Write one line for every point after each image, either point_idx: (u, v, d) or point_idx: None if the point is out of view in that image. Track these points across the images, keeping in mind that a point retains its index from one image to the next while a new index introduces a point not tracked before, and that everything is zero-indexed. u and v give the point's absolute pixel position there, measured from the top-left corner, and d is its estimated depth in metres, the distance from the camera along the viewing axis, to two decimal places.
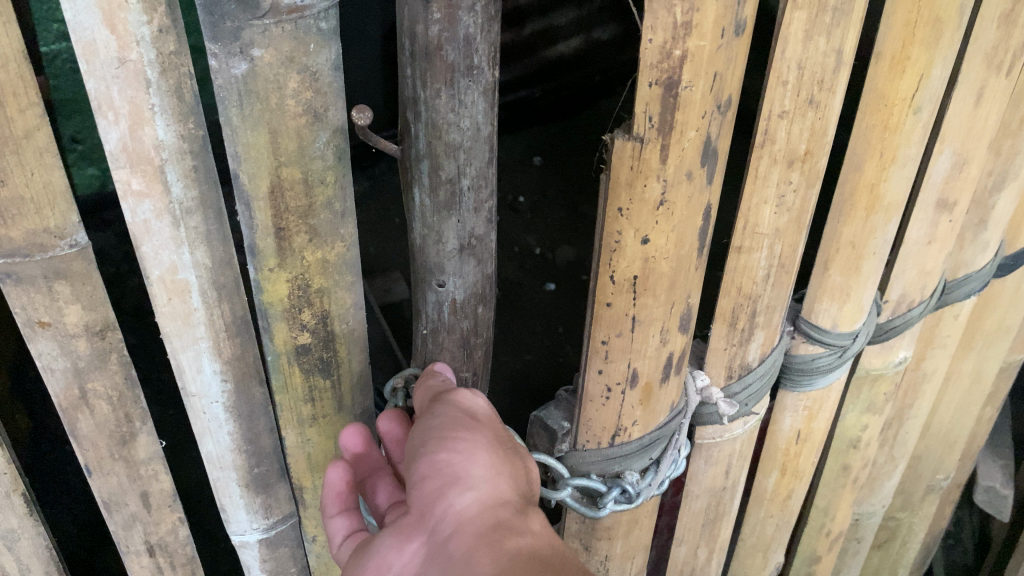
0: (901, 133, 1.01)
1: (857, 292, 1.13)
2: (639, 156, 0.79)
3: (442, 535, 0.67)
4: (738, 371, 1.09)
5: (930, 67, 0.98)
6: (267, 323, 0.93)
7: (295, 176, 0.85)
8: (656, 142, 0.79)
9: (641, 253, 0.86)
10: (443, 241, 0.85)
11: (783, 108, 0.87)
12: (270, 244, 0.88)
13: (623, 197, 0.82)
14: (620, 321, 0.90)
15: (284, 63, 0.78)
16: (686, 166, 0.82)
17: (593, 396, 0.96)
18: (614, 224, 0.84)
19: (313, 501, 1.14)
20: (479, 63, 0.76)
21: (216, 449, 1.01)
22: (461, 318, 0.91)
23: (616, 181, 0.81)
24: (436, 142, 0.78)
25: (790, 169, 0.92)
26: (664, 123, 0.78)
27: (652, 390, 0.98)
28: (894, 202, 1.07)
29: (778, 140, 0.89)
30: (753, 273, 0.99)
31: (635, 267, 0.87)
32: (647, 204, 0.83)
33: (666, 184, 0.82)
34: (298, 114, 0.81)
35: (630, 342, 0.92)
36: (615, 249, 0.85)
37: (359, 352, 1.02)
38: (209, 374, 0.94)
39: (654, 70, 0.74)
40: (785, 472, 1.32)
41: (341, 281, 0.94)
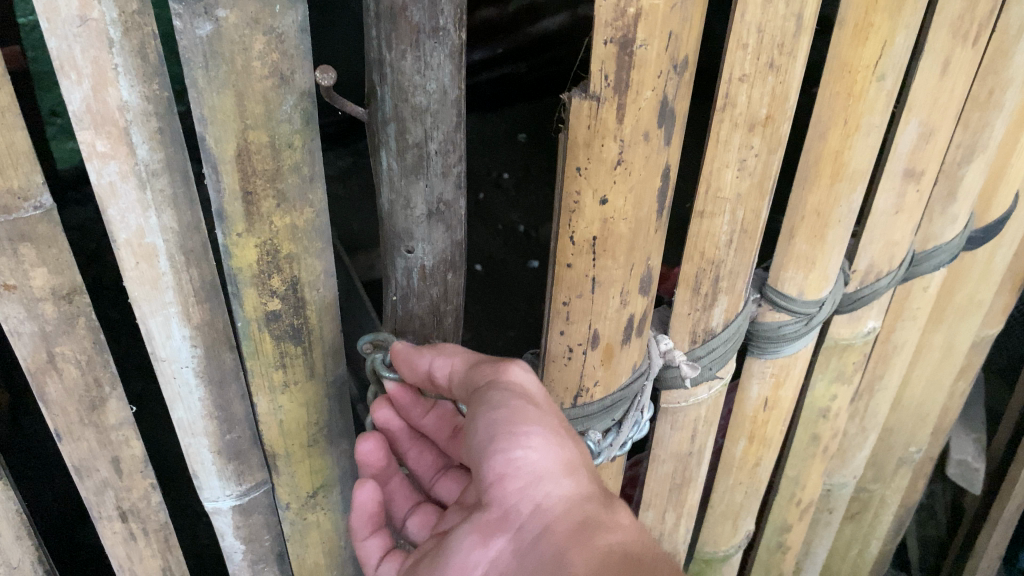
0: (864, 101, 1.02)
1: (823, 261, 1.14)
2: (595, 116, 0.80)
3: (532, 533, 0.81)
4: (702, 336, 1.10)
5: (893, 35, 0.98)
6: (236, 289, 0.93)
7: (262, 140, 0.85)
8: (612, 101, 0.79)
9: (599, 212, 0.87)
10: (411, 207, 0.85)
11: (743, 72, 0.87)
12: (238, 209, 0.87)
13: (581, 156, 0.83)
14: (580, 282, 0.91)
15: (249, 24, 0.78)
16: (642, 126, 0.83)
17: (556, 356, 0.97)
18: (572, 183, 0.85)
19: (287, 469, 1.14)
20: (445, 25, 0.75)
21: (188, 416, 1.01)
22: (430, 284, 0.91)
23: (574, 139, 0.82)
24: (402, 105, 0.78)
25: (751, 134, 0.93)
26: (619, 81, 0.78)
27: (613, 351, 0.99)
28: (858, 170, 1.08)
29: (739, 104, 0.89)
30: (716, 238, 1.00)
31: (593, 229, 0.88)
32: (604, 162, 0.83)
33: (623, 144, 0.83)
34: (264, 77, 0.81)
35: (591, 303, 0.93)
36: (574, 209, 0.86)
37: (331, 320, 1.02)
38: (179, 341, 0.94)
39: (608, 28, 0.74)
40: (753, 439, 1.34)
41: (311, 247, 0.95)
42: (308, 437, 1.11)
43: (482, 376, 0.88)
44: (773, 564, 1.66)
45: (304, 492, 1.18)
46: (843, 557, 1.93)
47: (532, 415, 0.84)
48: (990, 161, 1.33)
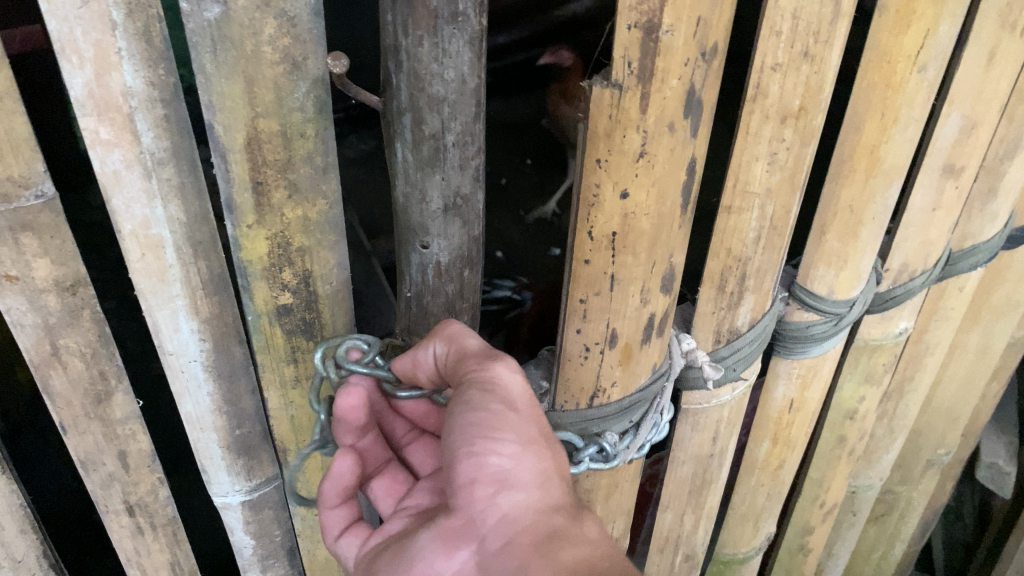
0: (905, 92, 0.96)
1: (855, 259, 1.09)
2: (617, 105, 0.75)
3: (495, 545, 0.79)
4: (726, 336, 1.06)
5: (937, 23, 0.93)
6: (246, 282, 0.90)
7: (273, 128, 0.81)
8: (636, 90, 0.75)
9: (621, 208, 0.82)
10: (426, 200, 0.81)
11: (777, 60, 0.82)
12: (248, 199, 0.84)
13: (601, 148, 0.78)
14: (599, 280, 0.87)
15: (259, 6, 0.74)
16: (667, 118, 0.78)
17: (571, 355, 0.93)
18: (592, 176, 0.80)
19: (297, 464, 1.11)
20: (464, 10, 0.71)
21: (197, 410, 0.99)
22: (446, 281, 0.87)
23: (595, 131, 0.77)
24: (417, 94, 0.74)
25: (784, 126, 0.88)
26: (644, 69, 0.74)
27: (632, 352, 0.95)
28: (895, 165, 1.03)
29: (771, 95, 0.85)
30: (743, 235, 0.96)
31: (613, 224, 0.83)
32: (627, 155, 0.79)
33: (646, 136, 0.78)
34: (275, 62, 0.78)
35: (609, 301, 0.89)
36: (594, 204, 0.81)
37: (343, 314, 0.99)
38: (187, 334, 0.91)
39: (633, 12, 0.70)
40: (777, 441, 1.29)
41: (324, 240, 0.91)
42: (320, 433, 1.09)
43: (468, 368, 0.83)
44: (794, 566, 1.62)
45: (315, 487, 1.15)
46: (866, 559, 1.89)
47: (509, 421, 0.80)
48: None
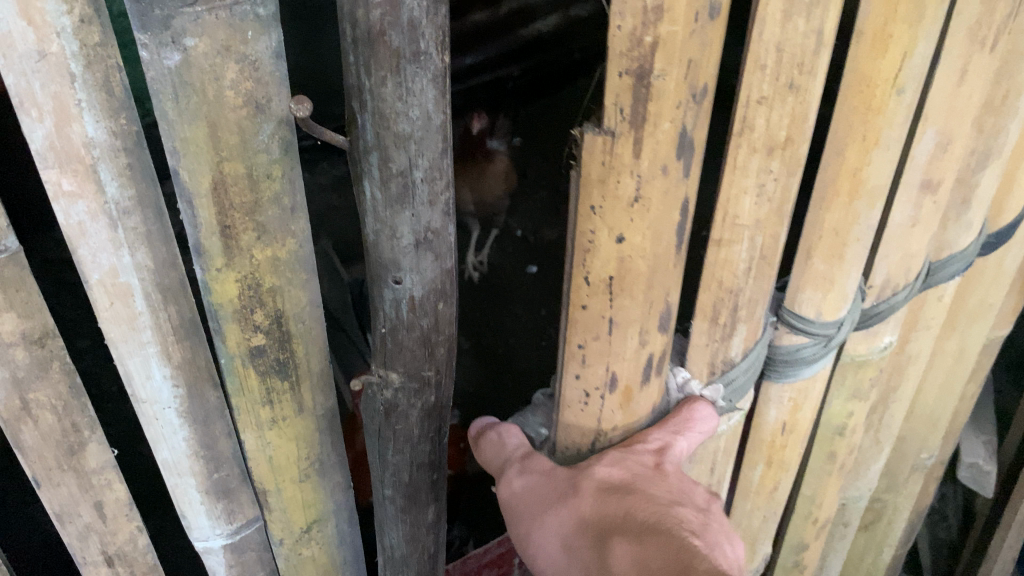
0: (883, 114, 0.98)
1: (841, 280, 1.10)
2: (610, 151, 0.78)
3: None
4: (721, 367, 1.06)
5: (912, 45, 0.94)
6: (218, 325, 0.89)
7: (238, 171, 0.81)
8: (629, 135, 0.77)
9: (617, 251, 0.84)
10: (396, 237, 0.80)
11: (761, 93, 0.84)
12: (216, 243, 0.84)
13: (595, 194, 0.80)
14: (597, 323, 0.89)
15: (219, 52, 0.74)
16: (660, 160, 0.80)
17: (571, 400, 0.96)
18: (586, 222, 0.82)
19: (279, 504, 1.09)
20: (426, 48, 0.71)
21: (173, 456, 0.97)
22: (420, 316, 0.86)
23: (587, 178, 0.79)
24: (383, 132, 0.74)
25: (771, 158, 0.89)
26: (636, 114, 0.76)
27: (632, 393, 0.97)
28: (876, 187, 1.04)
29: (757, 128, 0.86)
30: (734, 266, 0.96)
31: (609, 269, 0.85)
32: (621, 200, 0.81)
33: (641, 179, 0.80)
34: (237, 106, 0.77)
35: (608, 344, 0.91)
36: (588, 248, 0.84)
37: (317, 352, 0.98)
38: (160, 380, 0.90)
39: (623, 58, 0.72)
40: (771, 464, 1.30)
41: (295, 279, 0.90)
42: (299, 472, 1.07)
43: None
44: None
45: (298, 526, 1.13)
46: (857, 566, 1.89)
47: None
48: (1003, 166, 1.29)
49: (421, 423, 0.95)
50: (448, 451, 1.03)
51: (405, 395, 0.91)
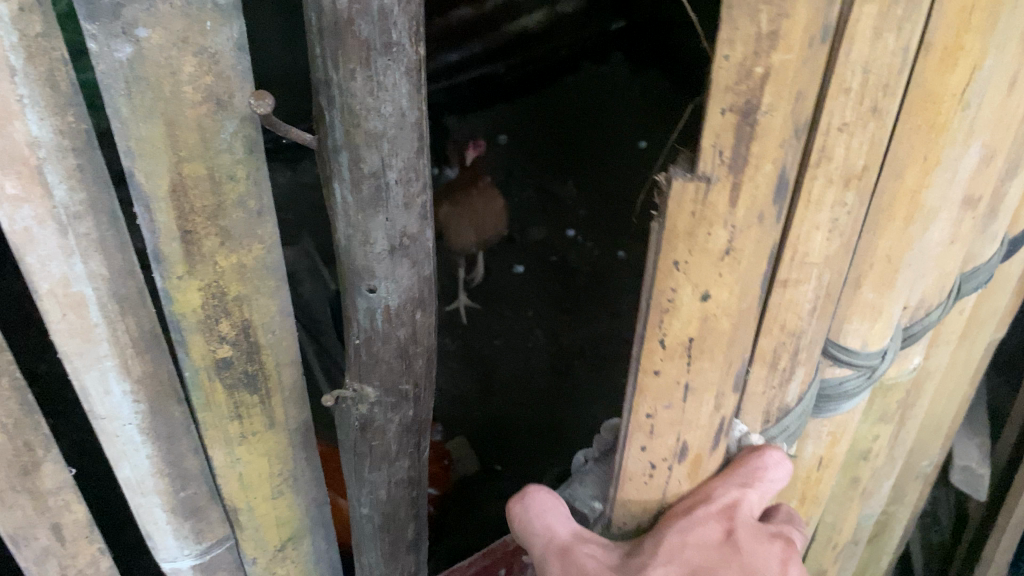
0: (948, 132, 0.83)
1: (890, 308, 0.94)
2: (702, 200, 0.66)
3: None
4: (775, 416, 0.92)
5: (987, 59, 0.81)
6: (180, 336, 0.84)
7: (199, 173, 0.75)
8: (726, 181, 0.65)
9: (700, 311, 0.74)
10: (369, 242, 0.75)
11: (843, 119, 0.68)
12: (176, 249, 0.78)
13: (681, 249, 0.70)
14: (670, 390, 0.80)
15: (175, 45, 0.68)
16: (757, 207, 0.69)
17: (635, 473, 0.88)
18: (668, 279, 0.72)
19: (251, 522, 1.04)
20: (399, 40, 0.66)
21: (136, 474, 0.92)
22: (397, 326, 0.81)
23: (674, 230, 0.69)
24: (353, 130, 0.69)
25: (846, 189, 0.74)
26: (737, 157, 0.64)
27: (701, 460, 0.88)
28: (933, 208, 0.89)
29: (835, 158, 0.70)
30: (799, 307, 0.81)
31: (691, 329, 0.75)
32: (710, 254, 0.70)
33: (734, 230, 0.69)
34: (197, 103, 0.72)
35: (681, 412, 0.82)
36: (669, 308, 0.74)
37: (289, 363, 0.93)
38: (119, 396, 0.84)
39: (729, 93, 0.61)
40: (804, 499, 1.16)
41: (263, 287, 0.85)
42: (272, 489, 1.02)
43: None
44: None
45: (271, 545, 1.08)
46: None
47: None
48: None
49: (399, 438, 0.90)
50: (428, 466, 0.97)
51: (381, 410, 0.86)
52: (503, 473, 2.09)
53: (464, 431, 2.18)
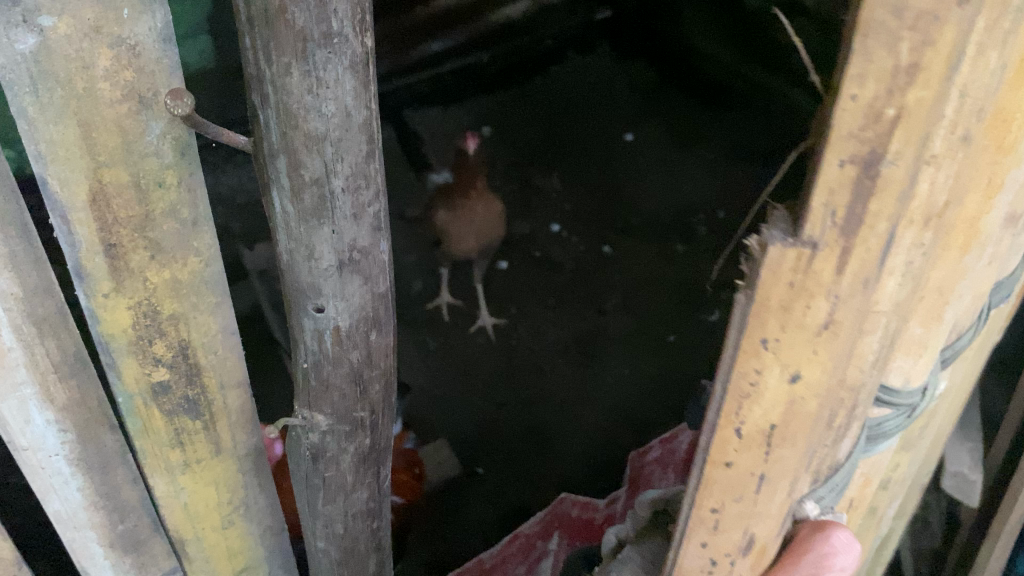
0: (1016, 151, 0.61)
1: (936, 342, 0.79)
2: (804, 270, 0.56)
3: None
4: (824, 472, 0.75)
5: None
6: (111, 359, 0.76)
7: (122, 179, 0.67)
8: (834, 247, 0.55)
9: (786, 393, 0.65)
10: (315, 258, 0.67)
11: (934, 150, 0.53)
12: (100, 265, 0.70)
13: (771, 326, 0.60)
14: (743, 479, 0.71)
15: (87, 35, 0.60)
16: (864, 277, 0.58)
17: (694, 568, 0.80)
18: (752, 359, 0.62)
19: (199, 552, 0.96)
20: (340, 29, 0.57)
21: (66, 508, 0.83)
22: (349, 350, 0.73)
23: (765, 305, 0.58)
24: (291, 132, 0.60)
25: (925, 229, 0.58)
26: (851, 218, 0.54)
27: (767, 550, 0.80)
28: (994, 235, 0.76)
29: (919, 195, 0.55)
30: (862, 360, 0.66)
31: (774, 413, 0.66)
32: (805, 331, 0.60)
33: (836, 302, 0.59)
34: (116, 101, 0.63)
35: (752, 502, 0.74)
36: (750, 393, 0.64)
37: (236, 386, 0.85)
38: (42, 426, 0.76)
39: (853, 139, 0.51)
40: None
41: (201, 304, 0.77)
42: (221, 518, 0.94)
43: None
44: None
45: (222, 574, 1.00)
46: None
47: None
48: None
49: (355, 468, 0.83)
50: (390, 496, 0.90)
51: (334, 440, 0.79)
52: (485, 477, 2.01)
53: (445, 433, 2.08)
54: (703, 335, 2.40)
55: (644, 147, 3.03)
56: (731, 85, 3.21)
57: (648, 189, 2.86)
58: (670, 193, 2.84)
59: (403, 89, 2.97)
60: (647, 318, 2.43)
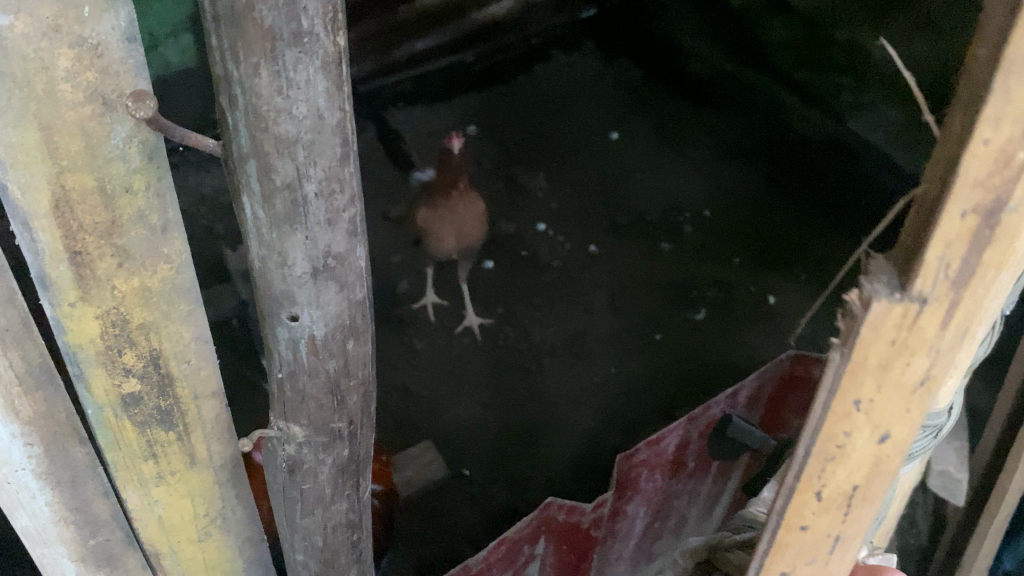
0: None
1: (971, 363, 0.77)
2: (912, 324, 0.51)
3: None
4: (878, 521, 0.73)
5: None
6: (78, 369, 0.74)
7: (87, 185, 0.64)
8: (945, 300, 0.50)
9: (872, 454, 0.59)
10: (288, 264, 0.65)
11: None
12: (65, 274, 0.67)
13: (868, 386, 0.54)
14: (817, 544, 0.64)
15: (47, 34, 0.57)
16: (965, 328, 0.54)
17: None
18: (841, 423, 0.56)
19: (175, 563, 0.94)
20: (310, 28, 0.55)
21: (35, 523, 0.81)
22: (325, 359, 0.71)
23: (863, 365, 0.52)
24: (261, 135, 0.58)
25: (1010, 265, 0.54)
26: (967, 267, 0.49)
27: None
28: None
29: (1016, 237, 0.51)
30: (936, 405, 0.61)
31: (859, 476, 0.60)
32: (901, 388, 0.55)
33: (936, 357, 0.54)
34: (79, 103, 0.61)
35: (822, 568, 0.67)
36: (835, 458, 0.58)
37: (210, 396, 0.82)
38: (7, 440, 0.73)
39: (979, 188, 0.46)
40: None
41: (173, 312, 0.74)
42: (198, 531, 0.92)
43: None
44: None
45: None
46: None
47: None
48: None
49: (334, 480, 0.81)
50: (370, 507, 0.89)
51: (311, 451, 0.77)
52: (472, 479, 1.98)
53: (430, 435, 2.05)
54: (689, 333, 2.38)
55: (629, 146, 3.01)
56: (715, 83, 3.21)
57: (632, 187, 2.84)
58: (655, 192, 2.83)
59: (390, 87, 3.04)
60: (633, 317, 2.41)
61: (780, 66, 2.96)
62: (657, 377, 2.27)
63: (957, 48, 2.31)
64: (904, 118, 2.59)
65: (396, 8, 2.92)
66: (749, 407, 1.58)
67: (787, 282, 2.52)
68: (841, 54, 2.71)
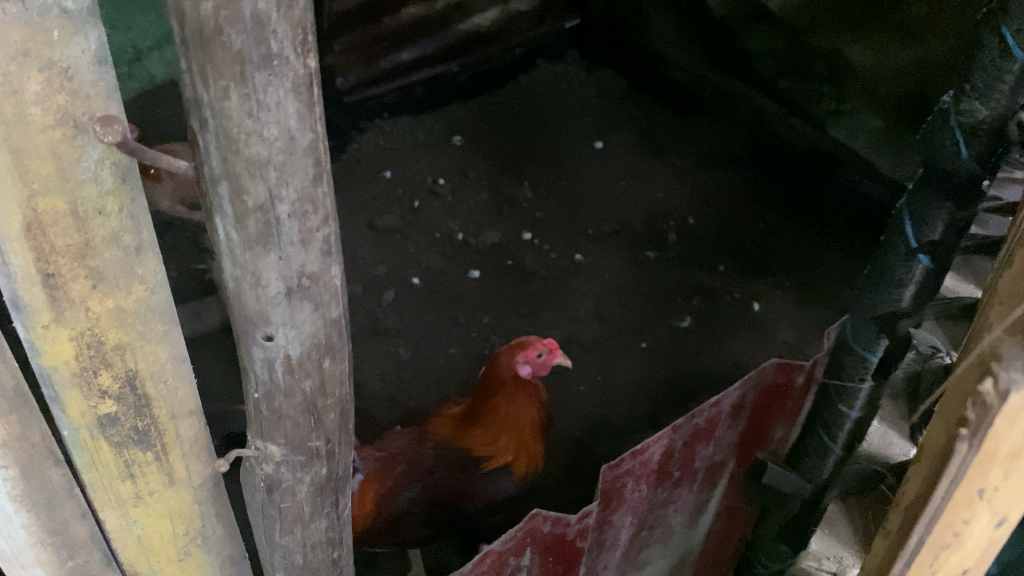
0: None
1: None
2: None
3: None
4: None
5: None
6: (54, 391, 0.73)
7: (59, 208, 0.64)
8: None
9: (992, 536, 0.61)
10: (262, 285, 0.65)
11: None
12: (38, 296, 0.67)
13: (994, 475, 0.57)
14: None
15: (14, 59, 0.57)
16: None
17: None
18: (962, 510, 0.59)
19: None
20: (280, 51, 0.55)
21: (11, 546, 0.80)
22: (300, 378, 0.71)
23: (994, 453, 0.56)
24: (232, 157, 0.58)
25: None
26: None
27: None
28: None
29: None
30: None
31: (971, 560, 0.63)
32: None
33: None
34: (49, 126, 0.61)
35: None
36: (951, 544, 0.62)
37: (188, 417, 0.82)
38: None
39: None
40: None
41: (148, 333, 0.74)
42: (177, 551, 0.91)
43: None
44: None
45: None
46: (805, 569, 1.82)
47: None
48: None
49: (312, 498, 0.81)
50: (350, 524, 0.89)
51: (289, 470, 0.77)
52: None
53: None
54: (675, 341, 2.39)
55: (612, 155, 3.02)
56: (700, 93, 3.15)
57: (614, 195, 2.86)
58: (637, 201, 2.84)
59: (373, 98, 3.01)
60: (618, 325, 2.42)
61: (763, 74, 2.87)
62: (642, 384, 2.27)
63: (934, 57, 2.33)
64: (882, 123, 2.54)
65: (382, 19, 2.87)
66: (733, 417, 1.56)
67: (770, 288, 2.54)
68: (823, 63, 2.66)
